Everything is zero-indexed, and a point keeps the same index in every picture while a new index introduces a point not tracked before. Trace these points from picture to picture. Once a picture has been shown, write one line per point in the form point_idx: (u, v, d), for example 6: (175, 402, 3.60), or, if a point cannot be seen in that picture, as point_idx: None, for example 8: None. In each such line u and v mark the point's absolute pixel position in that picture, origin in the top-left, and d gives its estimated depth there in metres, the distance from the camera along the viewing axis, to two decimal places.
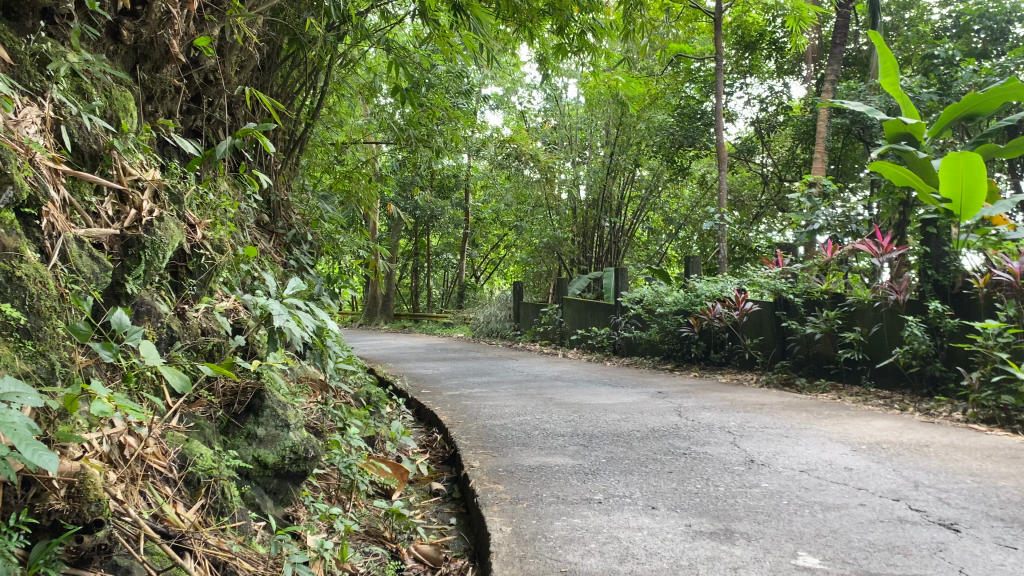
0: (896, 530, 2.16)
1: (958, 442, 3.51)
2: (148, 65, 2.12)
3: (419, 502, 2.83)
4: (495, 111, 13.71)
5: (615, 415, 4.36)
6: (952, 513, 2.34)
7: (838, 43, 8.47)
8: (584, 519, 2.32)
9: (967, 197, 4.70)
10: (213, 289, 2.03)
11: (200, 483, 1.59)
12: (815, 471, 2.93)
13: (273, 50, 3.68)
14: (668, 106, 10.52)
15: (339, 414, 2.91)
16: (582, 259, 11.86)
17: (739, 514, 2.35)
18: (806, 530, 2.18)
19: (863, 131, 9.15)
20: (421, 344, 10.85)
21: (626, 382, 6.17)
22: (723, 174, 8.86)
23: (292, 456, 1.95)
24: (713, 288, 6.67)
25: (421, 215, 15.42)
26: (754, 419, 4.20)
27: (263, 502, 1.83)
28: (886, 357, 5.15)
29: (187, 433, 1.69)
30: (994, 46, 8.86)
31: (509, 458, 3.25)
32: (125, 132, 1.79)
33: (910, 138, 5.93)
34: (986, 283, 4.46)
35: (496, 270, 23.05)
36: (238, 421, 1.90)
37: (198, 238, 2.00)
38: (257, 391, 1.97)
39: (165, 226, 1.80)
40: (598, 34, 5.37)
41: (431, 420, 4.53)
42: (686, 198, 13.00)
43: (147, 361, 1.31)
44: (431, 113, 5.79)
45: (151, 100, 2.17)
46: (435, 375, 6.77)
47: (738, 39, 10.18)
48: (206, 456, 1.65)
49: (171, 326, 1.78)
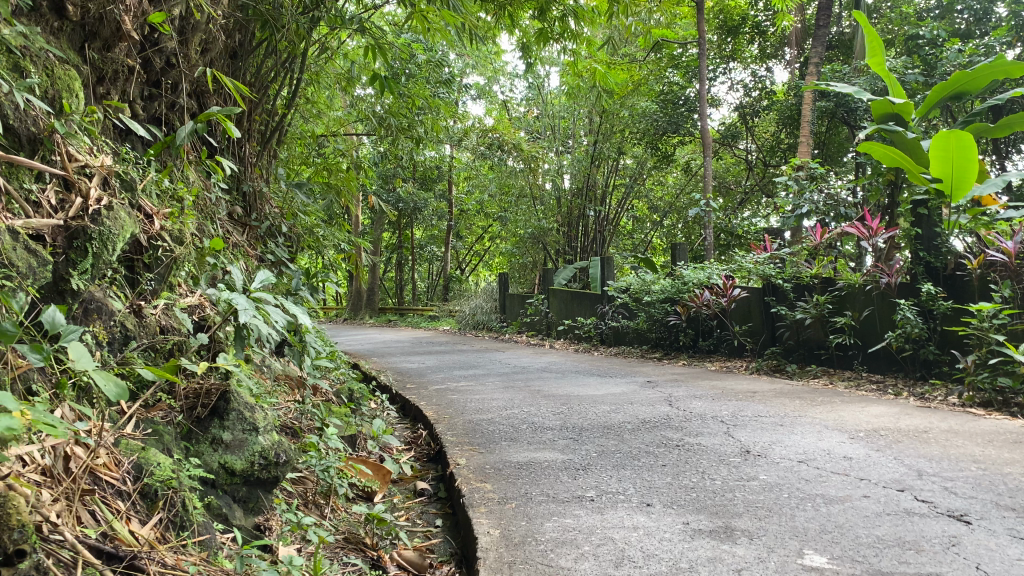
0: (904, 524, 2.06)
1: (956, 427, 3.42)
2: (97, 44, 1.96)
3: (403, 503, 2.70)
4: (477, 101, 13.52)
5: (605, 407, 4.24)
6: (961, 503, 2.24)
7: (822, 26, 8.37)
8: (576, 519, 2.20)
9: (958, 177, 4.62)
10: (173, 283, 1.89)
11: (158, 495, 1.46)
12: (813, 461, 2.82)
13: (245, 37, 3.52)
14: (652, 92, 10.35)
15: (317, 414, 2.78)
16: (567, 249, 11.71)
17: (738, 509, 2.24)
18: (810, 526, 2.07)
19: (848, 114, 9.10)
20: (406, 338, 10.70)
21: (616, 372, 6.06)
22: (710, 160, 8.61)
23: (261, 461, 1.82)
24: (699, 275, 6.60)
25: (404, 209, 15.23)
26: (747, 408, 4.10)
27: (231, 512, 1.69)
28: (878, 341, 5.07)
29: (144, 440, 1.55)
30: (978, 26, 8.78)
31: (496, 454, 3.12)
32: (68, 114, 1.64)
33: (898, 119, 5.82)
34: (979, 264, 4.36)
35: (481, 261, 22.96)
36: (202, 427, 1.75)
37: (155, 230, 1.84)
38: (223, 393, 1.83)
39: (115, 215, 1.64)
40: (581, 18, 5.22)
41: (416, 415, 4.41)
42: (671, 185, 12.90)
43: (76, 365, 1.17)
44: (412, 103, 5.61)
45: (102, 81, 2.01)
46: (420, 368, 6.62)
47: (720, 22, 10.01)
48: (165, 464, 1.51)
49: (125, 325, 1.64)
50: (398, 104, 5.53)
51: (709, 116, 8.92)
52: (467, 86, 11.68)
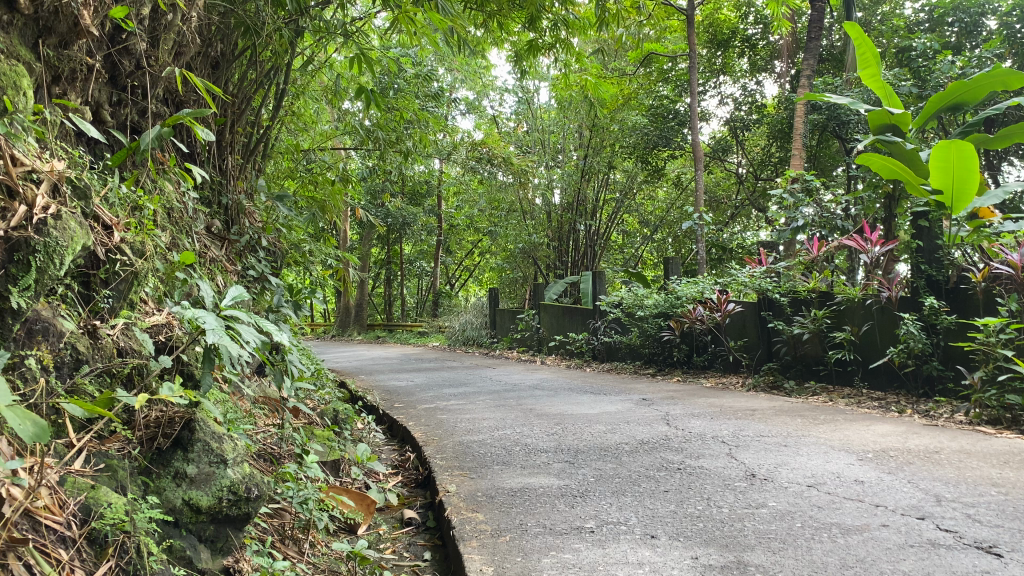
0: (932, 557, 1.91)
1: (969, 448, 3.27)
2: (53, 39, 1.81)
3: (389, 534, 2.54)
4: (467, 116, 13.40)
5: (600, 427, 4.08)
6: (987, 532, 2.09)
7: (813, 37, 8.25)
8: (576, 553, 2.03)
9: (959, 188, 4.50)
10: (134, 301, 1.73)
11: (107, 541, 1.29)
12: (824, 485, 2.67)
13: (228, 47, 3.38)
14: (642, 106, 10.21)
15: (298, 439, 2.63)
16: (557, 263, 11.57)
17: (750, 542, 2.08)
18: (829, 561, 1.91)
19: (839, 127, 9.02)
20: (396, 354, 10.52)
21: (609, 389, 5.90)
22: (700, 173, 8.31)
23: (231, 497, 1.63)
24: (692, 290, 6.45)
25: (393, 224, 15.06)
26: (748, 427, 3.94)
27: (196, 555, 1.52)
28: (879, 356, 4.92)
29: (96, 477, 1.38)
30: (968, 39, 8.74)
31: (488, 479, 2.96)
32: (10, 112, 1.48)
33: (894, 129, 5.71)
34: (984, 277, 4.25)
35: (471, 276, 22.85)
36: (161, 461, 1.57)
37: (114, 242, 1.68)
38: (186, 422, 1.65)
39: (64, 225, 1.47)
40: (573, 28, 5.09)
41: (404, 437, 4.24)
42: (662, 199, 12.76)
43: None
44: (400, 116, 5.47)
45: (58, 81, 1.86)
46: (408, 386, 6.46)
47: (709, 37, 10.08)
48: (118, 505, 1.34)
49: (77, 347, 1.48)
50: (386, 118, 5.42)
51: (701, 131, 8.70)
52: (456, 100, 11.55)
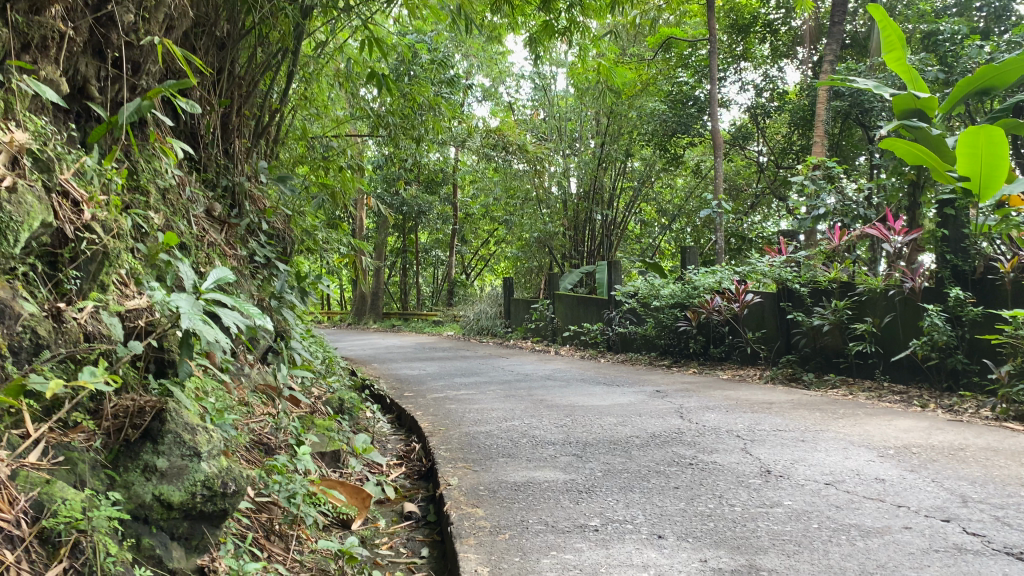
0: (958, 564, 1.77)
1: (996, 445, 3.12)
2: (23, 4, 1.73)
3: (386, 529, 2.44)
4: (483, 103, 13.24)
5: (611, 419, 3.96)
6: (1017, 537, 1.95)
7: (837, 22, 8.02)
8: (577, 554, 1.92)
9: (986, 175, 4.32)
10: (106, 283, 1.64)
11: (62, 541, 1.19)
12: (843, 483, 2.54)
13: (235, 25, 3.24)
14: (661, 92, 10.00)
15: (294, 428, 2.54)
16: (572, 253, 11.40)
17: (764, 543, 1.95)
18: (848, 566, 1.78)
19: (863, 114, 8.82)
20: (410, 344, 10.41)
21: (623, 380, 5.77)
22: (719, 161, 8.13)
23: (204, 492, 1.51)
24: (710, 280, 6.30)
25: (408, 212, 14.94)
26: (764, 421, 3.80)
27: (166, 554, 1.42)
28: (901, 348, 4.77)
29: (51, 473, 1.30)
30: (997, 24, 8.54)
31: (492, 472, 2.85)
32: None
33: (921, 114, 5.53)
34: (1013, 267, 4.07)
35: (486, 265, 22.78)
36: (131, 453, 1.48)
37: (84, 220, 1.59)
38: (159, 411, 1.55)
39: (19, 200, 1.40)
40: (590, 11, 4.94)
41: (411, 427, 4.14)
42: (681, 188, 12.57)
43: None
44: (413, 100, 5.32)
45: (27, 48, 1.76)
46: (420, 375, 6.36)
47: (731, 22, 9.93)
48: (74, 500, 1.24)
49: (38, 331, 1.38)
50: (398, 103, 5.29)
51: (721, 118, 8.48)
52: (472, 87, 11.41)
